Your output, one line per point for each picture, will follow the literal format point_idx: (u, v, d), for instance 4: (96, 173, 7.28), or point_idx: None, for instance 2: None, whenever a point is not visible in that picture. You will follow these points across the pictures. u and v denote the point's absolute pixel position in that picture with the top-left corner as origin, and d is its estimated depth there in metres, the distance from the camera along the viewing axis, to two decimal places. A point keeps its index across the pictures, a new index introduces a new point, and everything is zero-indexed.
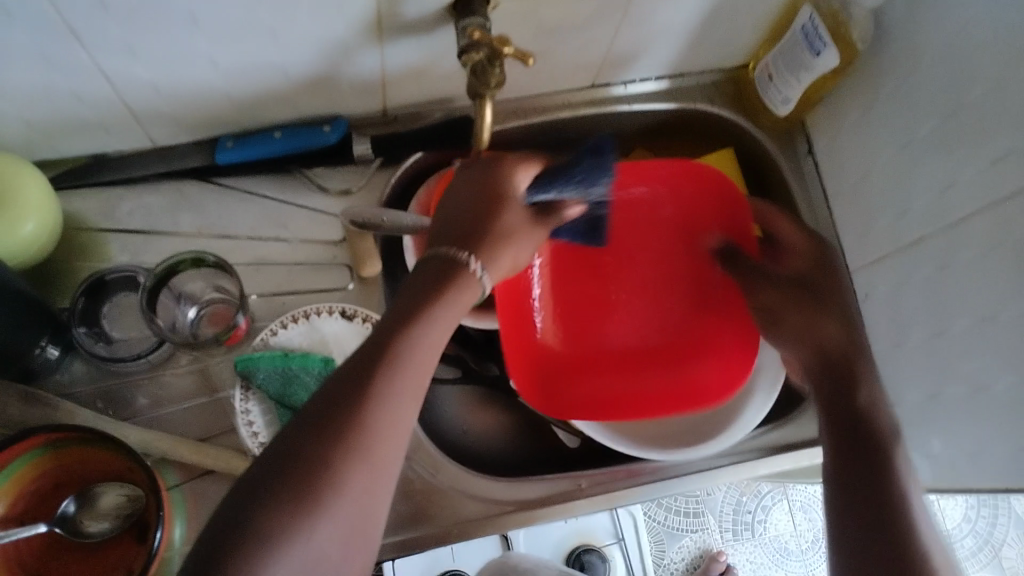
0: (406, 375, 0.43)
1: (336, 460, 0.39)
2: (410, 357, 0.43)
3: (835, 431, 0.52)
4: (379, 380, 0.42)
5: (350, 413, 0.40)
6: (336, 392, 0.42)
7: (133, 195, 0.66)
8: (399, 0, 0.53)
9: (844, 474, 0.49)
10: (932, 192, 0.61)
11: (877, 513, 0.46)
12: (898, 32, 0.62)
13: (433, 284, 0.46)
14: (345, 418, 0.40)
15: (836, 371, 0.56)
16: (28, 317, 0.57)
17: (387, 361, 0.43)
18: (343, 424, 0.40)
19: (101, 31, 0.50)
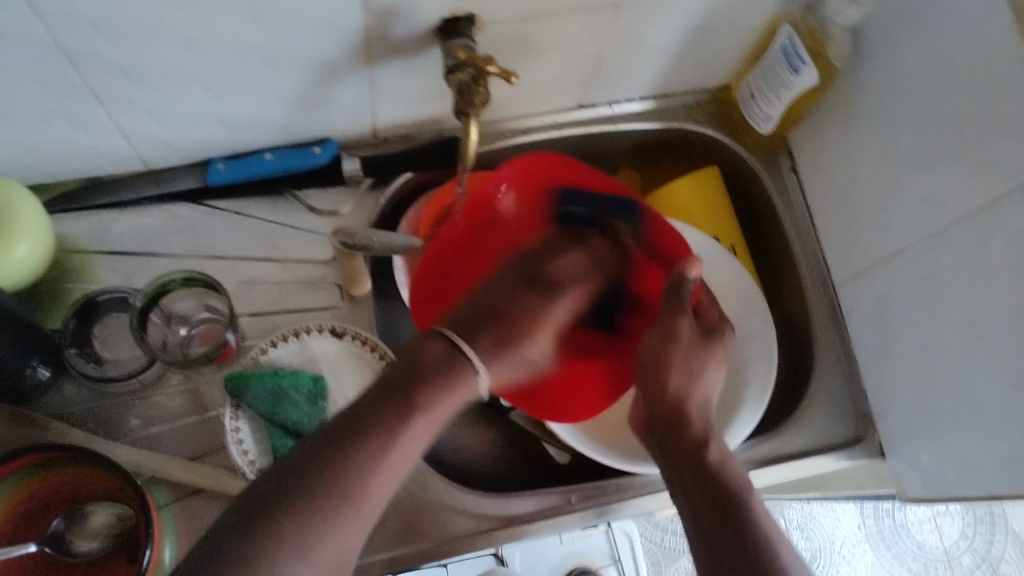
0: (397, 412, 0.47)
1: (350, 473, 0.44)
2: (365, 455, 0.45)
3: (672, 460, 0.55)
4: (376, 416, 0.46)
5: (295, 494, 0.42)
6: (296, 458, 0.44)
7: (125, 218, 0.67)
8: (387, 22, 0.54)
9: (699, 492, 0.52)
10: (912, 205, 0.62)
11: (725, 537, 0.49)
12: (875, 50, 0.63)
13: (432, 384, 0.48)
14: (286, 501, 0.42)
15: (674, 420, 0.57)
16: (21, 337, 0.57)
17: (339, 446, 0.45)
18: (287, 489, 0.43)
19: (94, 53, 0.51)
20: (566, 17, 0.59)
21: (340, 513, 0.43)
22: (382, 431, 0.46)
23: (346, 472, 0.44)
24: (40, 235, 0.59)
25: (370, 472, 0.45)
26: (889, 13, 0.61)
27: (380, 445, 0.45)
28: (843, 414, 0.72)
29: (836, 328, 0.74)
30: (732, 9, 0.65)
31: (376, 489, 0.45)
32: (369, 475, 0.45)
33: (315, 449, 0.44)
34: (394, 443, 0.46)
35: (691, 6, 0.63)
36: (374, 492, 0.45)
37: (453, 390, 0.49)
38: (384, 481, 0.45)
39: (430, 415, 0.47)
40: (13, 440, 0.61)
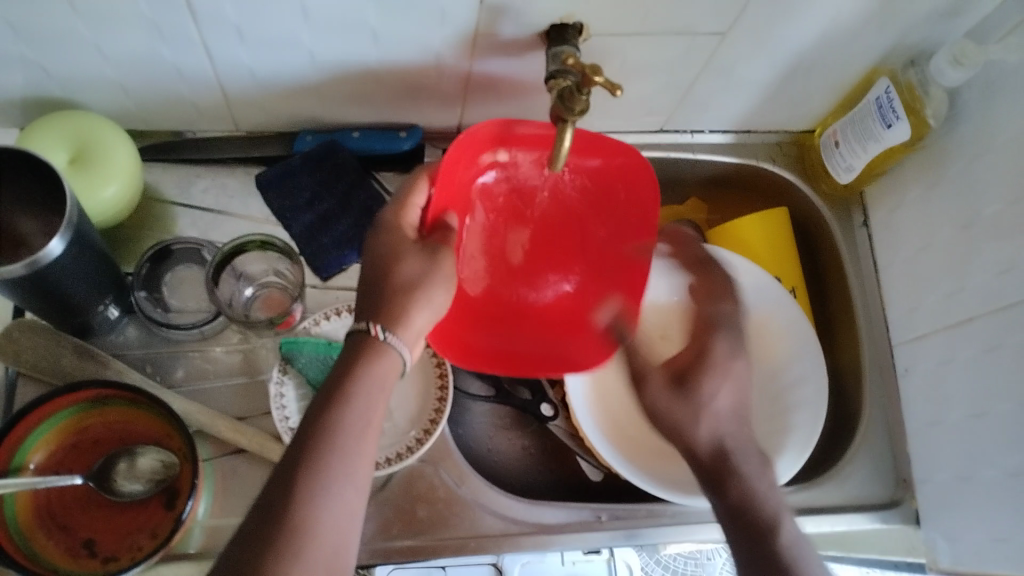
0: (372, 424, 0.47)
1: (295, 523, 0.43)
2: (327, 457, 0.45)
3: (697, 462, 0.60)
4: (352, 429, 0.46)
5: (284, 512, 0.43)
6: (242, 539, 0.42)
7: (209, 175, 0.69)
8: (498, 20, 0.55)
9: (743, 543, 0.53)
10: (987, 273, 0.62)
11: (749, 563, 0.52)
12: (972, 115, 0.63)
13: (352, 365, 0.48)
14: (279, 522, 0.42)
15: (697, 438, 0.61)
16: (104, 275, 0.58)
17: (303, 475, 0.44)
18: (273, 533, 0.42)
19: (215, 10, 0.52)
20: (668, 40, 0.60)
21: (307, 532, 0.42)
22: (307, 474, 0.44)
23: (300, 498, 0.43)
24: (130, 154, 0.60)
25: (329, 520, 0.44)
26: (992, 81, 0.61)
27: (337, 479, 0.44)
28: (883, 475, 0.72)
29: (886, 387, 0.73)
30: (833, 56, 0.65)
31: (339, 523, 0.44)
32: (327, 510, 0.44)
33: (279, 493, 0.44)
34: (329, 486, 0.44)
35: (792, 47, 0.63)
36: (326, 509, 0.44)
37: (376, 365, 0.49)
38: (333, 523, 0.44)
39: (374, 422, 0.48)
40: (74, 373, 0.60)
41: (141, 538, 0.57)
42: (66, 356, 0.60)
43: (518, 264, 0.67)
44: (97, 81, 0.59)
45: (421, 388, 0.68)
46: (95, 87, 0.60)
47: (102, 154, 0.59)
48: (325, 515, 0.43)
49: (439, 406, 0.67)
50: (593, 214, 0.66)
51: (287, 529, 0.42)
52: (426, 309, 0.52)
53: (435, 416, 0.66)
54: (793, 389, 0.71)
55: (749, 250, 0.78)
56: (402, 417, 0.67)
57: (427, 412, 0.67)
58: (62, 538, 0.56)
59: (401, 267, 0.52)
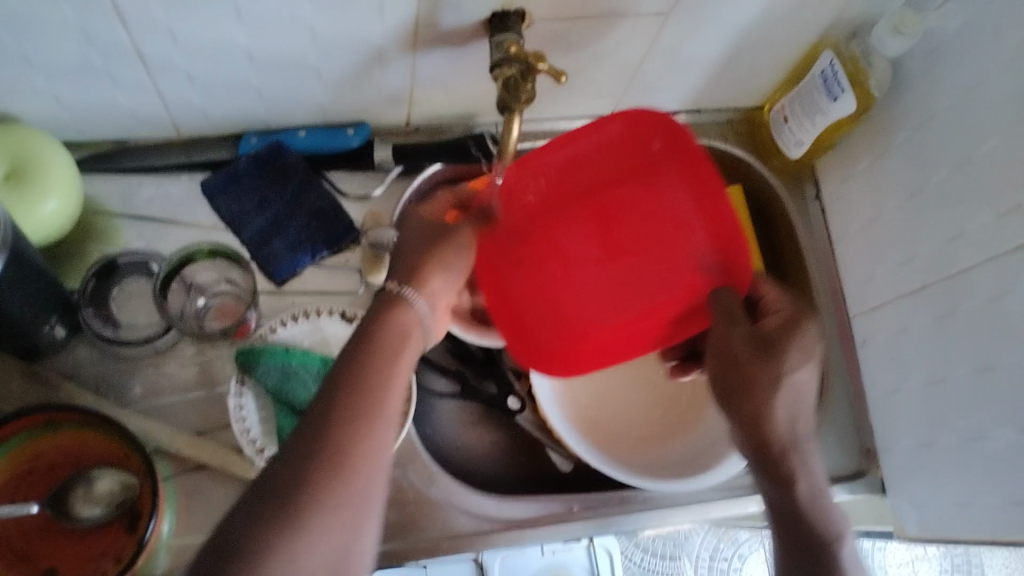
0: (406, 362, 0.47)
1: (338, 454, 0.41)
2: (369, 400, 0.44)
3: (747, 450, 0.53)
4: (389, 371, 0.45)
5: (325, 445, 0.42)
6: (276, 471, 0.41)
7: (151, 184, 0.67)
8: (438, 10, 0.54)
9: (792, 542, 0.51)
10: (937, 241, 0.62)
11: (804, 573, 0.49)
12: (916, 82, 0.63)
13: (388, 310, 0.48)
14: (321, 452, 0.41)
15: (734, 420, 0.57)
16: (46, 293, 0.56)
17: (344, 412, 0.43)
18: (313, 467, 0.41)
19: (142, 14, 0.50)
20: (611, 22, 0.59)
21: (352, 466, 0.42)
22: (345, 412, 0.43)
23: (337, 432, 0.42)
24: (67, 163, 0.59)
25: (370, 451, 0.42)
26: (932, 49, 0.62)
27: (375, 415, 0.43)
28: (847, 446, 0.73)
29: (847, 358, 0.74)
30: (777, 30, 0.65)
31: (374, 453, 0.43)
32: (374, 448, 0.43)
33: (315, 430, 0.42)
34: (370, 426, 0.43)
35: (735, 23, 0.63)
36: (371, 448, 0.43)
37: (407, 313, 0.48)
38: (371, 462, 0.43)
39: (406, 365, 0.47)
40: (23, 398, 0.59)
41: (103, 561, 0.55)
42: (15, 380, 0.59)
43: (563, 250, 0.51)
44: (25, 93, 0.57)
45: None
46: (23, 99, 0.57)
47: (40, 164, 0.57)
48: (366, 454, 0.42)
49: None
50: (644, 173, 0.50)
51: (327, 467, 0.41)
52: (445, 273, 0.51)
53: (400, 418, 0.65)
54: None
55: None
56: None
57: None
58: (21, 568, 0.55)
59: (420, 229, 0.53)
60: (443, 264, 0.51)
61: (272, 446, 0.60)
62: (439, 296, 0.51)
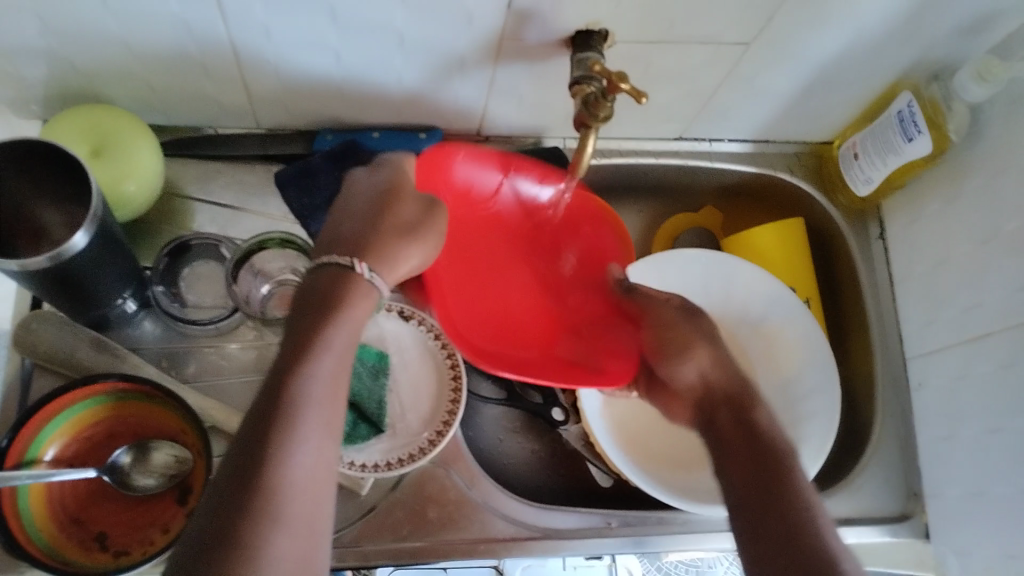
0: (342, 355, 0.46)
1: (276, 458, 0.41)
2: (306, 398, 0.43)
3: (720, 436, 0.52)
4: (328, 366, 0.45)
5: (256, 454, 0.41)
6: (219, 490, 0.40)
7: (228, 171, 0.69)
8: (523, 25, 0.55)
9: (751, 489, 0.47)
10: (1005, 291, 0.62)
11: (778, 541, 0.44)
12: (995, 130, 0.63)
13: (329, 296, 0.48)
14: (253, 462, 0.41)
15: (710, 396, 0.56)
16: (124, 269, 0.58)
17: (279, 414, 0.42)
18: (252, 474, 0.40)
19: (242, 10, 0.52)
20: (692, 48, 0.60)
21: (288, 470, 0.41)
22: (281, 413, 0.42)
23: (273, 439, 0.42)
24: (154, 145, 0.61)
25: (308, 454, 0.42)
26: (1015, 98, 0.61)
27: (312, 413, 0.43)
28: (893, 488, 0.72)
29: (898, 400, 0.73)
30: (855, 68, 0.65)
31: (314, 458, 0.42)
32: (308, 447, 0.42)
33: (250, 444, 0.42)
34: (307, 423, 0.43)
35: (815, 58, 0.63)
36: (311, 448, 0.42)
37: (356, 294, 0.49)
38: (311, 463, 0.42)
39: (343, 354, 0.46)
40: (88, 367, 0.60)
41: (151, 532, 0.57)
42: (83, 347, 0.60)
43: (474, 248, 0.68)
44: (121, 76, 0.59)
45: (433, 389, 0.68)
46: (118, 82, 0.60)
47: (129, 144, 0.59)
48: (304, 456, 0.42)
49: (452, 407, 0.67)
50: (572, 231, 0.67)
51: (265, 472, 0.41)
52: (415, 243, 0.53)
53: (448, 417, 0.66)
54: (807, 400, 0.71)
55: (764, 259, 0.78)
56: (415, 417, 0.67)
57: (440, 413, 0.67)
58: (75, 531, 0.56)
59: (399, 208, 0.54)
60: (400, 233, 0.53)
61: None
62: (402, 266, 0.53)
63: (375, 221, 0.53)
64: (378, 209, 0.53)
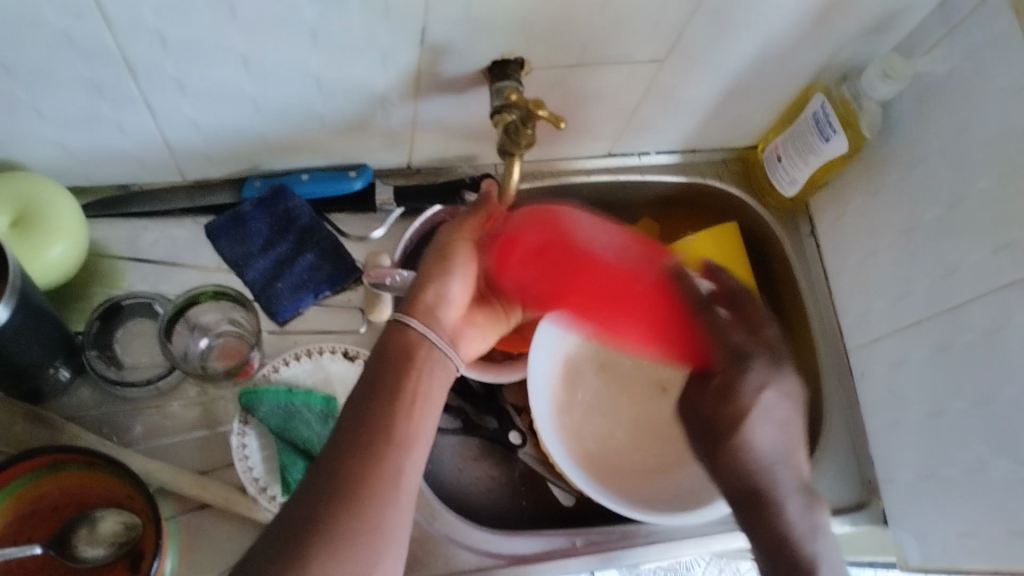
0: (430, 389, 0.51)
1: (361, 471, 0.47)
2: (395, 424, 0.49)
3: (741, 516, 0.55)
4: (415, 396, 0.50)
5: (345, 467, 0.47)
6: (309, 492, 0.47)
7: (156, 227, 0.68)
8: (439, 59, 0.55)
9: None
10: (932, 278, 0.63)
11: None
12: (906, 125, 0.65)
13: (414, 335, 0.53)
14: (341, 473, 0.47)
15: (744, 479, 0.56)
16: (52, 338, 0.57)
17: (366, 433, 0.48)
18: (339, 482, 0.46)
19: (153, 67, 0.51)
20: (608, 69, 0.61)
21: (371, 485, 0.47)
22: (370, 432, 0.48)
23: (361, 457, 0.47)
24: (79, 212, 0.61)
25: (391, 473, 0.48)
26: (922, 92, 0.63)
27: (397, 440, 0.48)
28: (848, 479, 0.73)
29: (844, 393, 0.75)
30: (768, 75, 0.67)
31: (398, 474, 0.48)
32: (394, 466, 0.48)
33: (340, 455, 0.47)
34: (393, 445, 0.48)
35: (728, 68, 0.65)
36: (398, 467, 0.48)
37: (423, 341, 0.52)
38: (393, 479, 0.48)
39: (432, 394, 0.51)
40: (26, 440, 0.59)
41: None
42: (18, 421, 0.59)
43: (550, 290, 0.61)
44: (34, 141, 0.58)
45: None
46: (33, 147, 0.59)
47: (52, 208, 0.58)
48: (388, 471, 0.47)
49: None
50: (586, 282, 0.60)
51: (350, 483, 0.46)
52: (447, 303, 0.55)
53: None
54: None
55: None
56: None
57: None
58: None
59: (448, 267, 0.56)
60: (438, 294, 0.55)
61: (275, 485, 0.61)
62: (446, 323, 0.55)
63: (424, 283, 0.55)
64: (433, 269, 0.56)
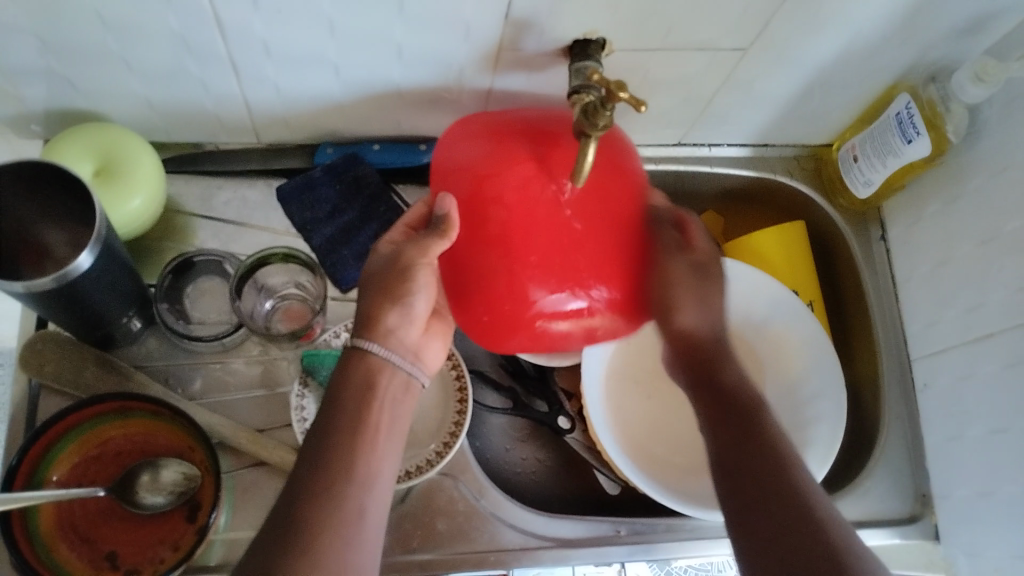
0: (382, 432, 0.53)
1: (320, 508, 0.47)
2: (351, 466, 0.50)
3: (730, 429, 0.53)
4: (370, 439, 0.52)
5: (304, 510, 0.47)
6: (266, 539, 0.47)
7: (230, 188, 0.69)
8: (522, 34, 0.55)
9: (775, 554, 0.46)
10: (1009, 290, 0.61)
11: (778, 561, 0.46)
12: (994, 131, 0.63)
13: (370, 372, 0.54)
14: (303, 514, 0.47)
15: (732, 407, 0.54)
16: (127, 289, 0.59)
17: (321, 477, 0.49)
18: (299, 524, 0.47)
19: (241, 27, 0.52)
20: (690, 55, 0.60)
21: (336, 526, 0.47)
22: (328, 476, 0.49)
23: (316, 499, 0.48)
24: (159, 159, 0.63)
25: (352, 514, 0.48)
26: (1013, 96, 0.61)
27: (354, 480, 0.49)
28: (902, 489, 0.71)
29: (904, 403, 0.73)
30: (851, 70, 0.65)
31: (359, 513, 0.49)
32: (358, 507, 0.49)
33: (297, 500, 0.48)
34: (351, 485, 0.49)
35: (810, 62, 0.63)
36: (358, 507, 0.49)
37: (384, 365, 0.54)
38: (355, 521, 0.48)
39: (388, 439, 0.53)
40: (96, 385, 0.61)
41: (163, 550, 0.57)
42: (89, 366, 0.61)
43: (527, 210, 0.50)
44: (122, 94, 0.59)
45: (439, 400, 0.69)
46: (119, 100, 0.60)
47: (143, 156, 0.60)
48: (347, 512, 0.48)
49: (458, 419, 0.67)
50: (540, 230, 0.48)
51: (313, 524, 0.47)
52: (406, 325, 0.57)
53: (454, 429, 0.67)
54: (813, 402, 0.71)
55: (767, 264, 0.78)
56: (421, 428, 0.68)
57: (445, 425, 0.68)
58: (84, 550, 0.57)
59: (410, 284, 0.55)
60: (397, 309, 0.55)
61: None
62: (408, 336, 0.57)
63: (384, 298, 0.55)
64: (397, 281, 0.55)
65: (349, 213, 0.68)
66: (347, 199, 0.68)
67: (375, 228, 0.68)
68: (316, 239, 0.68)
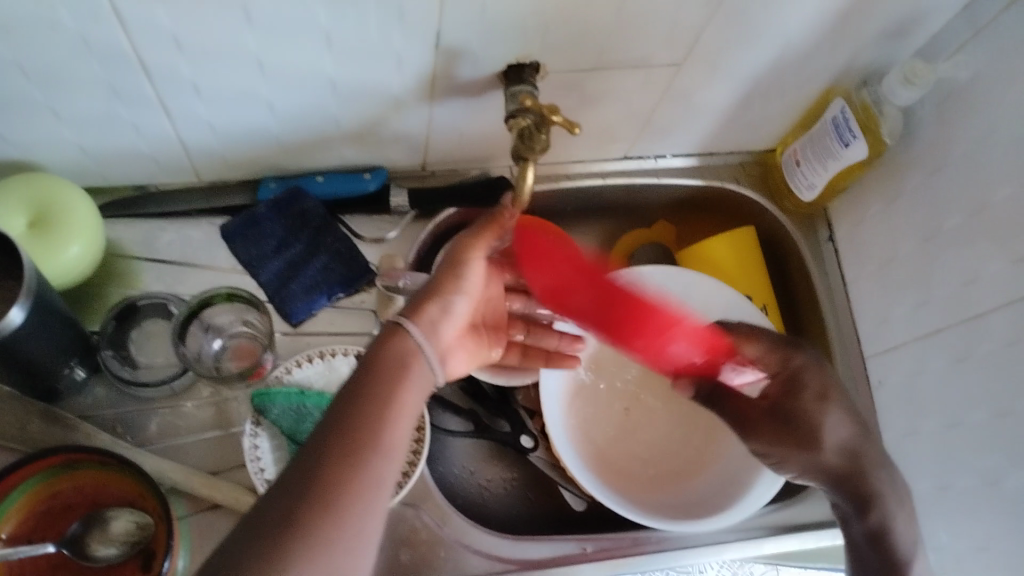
0: (409, 396, 0.46)
1: (338, 472, 0.41)
2: (373, 431, 0.44)
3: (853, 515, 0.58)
4: (395, 406, 0.45)
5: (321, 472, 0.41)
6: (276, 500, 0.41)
7: (172, 229, 0.68)
8: (454, 63, 0.55)
9: None
10: (952, 286, 0.62)
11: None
12: (928, 131, 0.64)
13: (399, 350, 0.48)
14: (317, 476, 0.41)
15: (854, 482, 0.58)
16: (67, 339, 0.57)
17: (340, 437, 0.43)
18: (311, 487, 0.41)
19: (169, 69, 0.51)
20: (626, 73, 0.60)
21: (347, 499, 0.41)
22: (346, 439, 0.43)
23: (330, 464, 0.42)
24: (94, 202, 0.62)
25: (367, 485, 0.42)
26: (944, 97, 0.62)
27: (376, 446, 0.43)
28: None
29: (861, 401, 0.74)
30: (787, 78, 0.66)
31: (375, 485, 0.43)
32: (378, 477, 0.43)
33: (313, 458, 0.42)
34: (372, 452, 0.43)
35: (745, 72, 0.64)
36: (376, 476, 0.43)
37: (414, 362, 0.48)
38: (368, 496, 0.42)
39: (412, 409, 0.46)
40: (40, 439, 0.59)
41: None
42: (35, 420, 0.60)
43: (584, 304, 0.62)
44: (52, 142, 0.58)
45: None
46: (49, 148, 0.59)
47: (77, 198, 0.58)
48: (364, 484, 0.42)
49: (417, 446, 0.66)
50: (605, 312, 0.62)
51: (323, 491, 0.41)
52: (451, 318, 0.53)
53: (412, 457, 0.65)
54: None
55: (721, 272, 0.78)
56: None
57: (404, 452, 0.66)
58: None
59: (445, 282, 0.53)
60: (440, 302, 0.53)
61: None
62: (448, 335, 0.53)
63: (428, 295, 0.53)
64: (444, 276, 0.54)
65: (294, 247, 0.67)
66: (292, 233, 0.67)
67: (322, 260, 0.67)
68: (263, 275, 0.67)
